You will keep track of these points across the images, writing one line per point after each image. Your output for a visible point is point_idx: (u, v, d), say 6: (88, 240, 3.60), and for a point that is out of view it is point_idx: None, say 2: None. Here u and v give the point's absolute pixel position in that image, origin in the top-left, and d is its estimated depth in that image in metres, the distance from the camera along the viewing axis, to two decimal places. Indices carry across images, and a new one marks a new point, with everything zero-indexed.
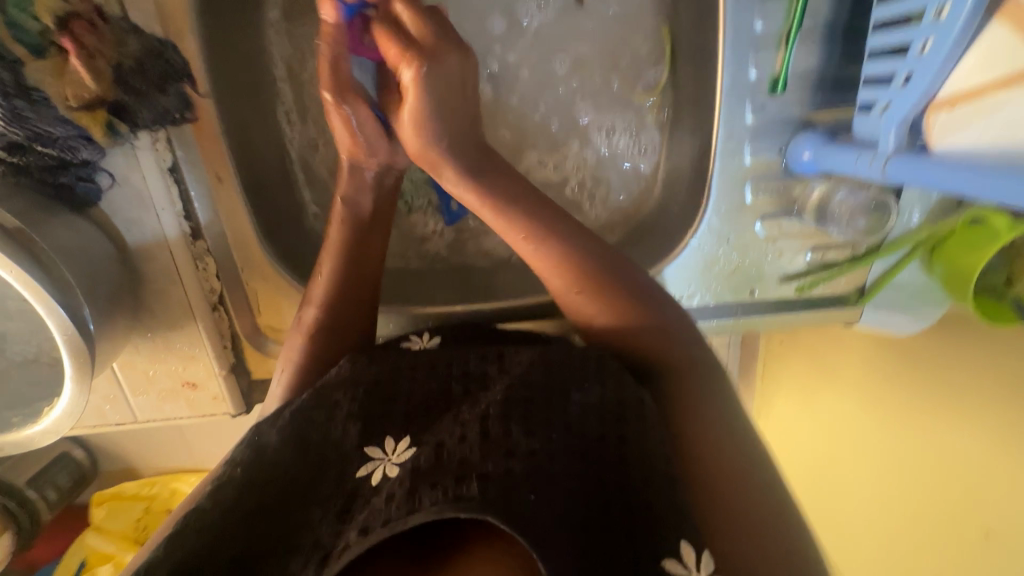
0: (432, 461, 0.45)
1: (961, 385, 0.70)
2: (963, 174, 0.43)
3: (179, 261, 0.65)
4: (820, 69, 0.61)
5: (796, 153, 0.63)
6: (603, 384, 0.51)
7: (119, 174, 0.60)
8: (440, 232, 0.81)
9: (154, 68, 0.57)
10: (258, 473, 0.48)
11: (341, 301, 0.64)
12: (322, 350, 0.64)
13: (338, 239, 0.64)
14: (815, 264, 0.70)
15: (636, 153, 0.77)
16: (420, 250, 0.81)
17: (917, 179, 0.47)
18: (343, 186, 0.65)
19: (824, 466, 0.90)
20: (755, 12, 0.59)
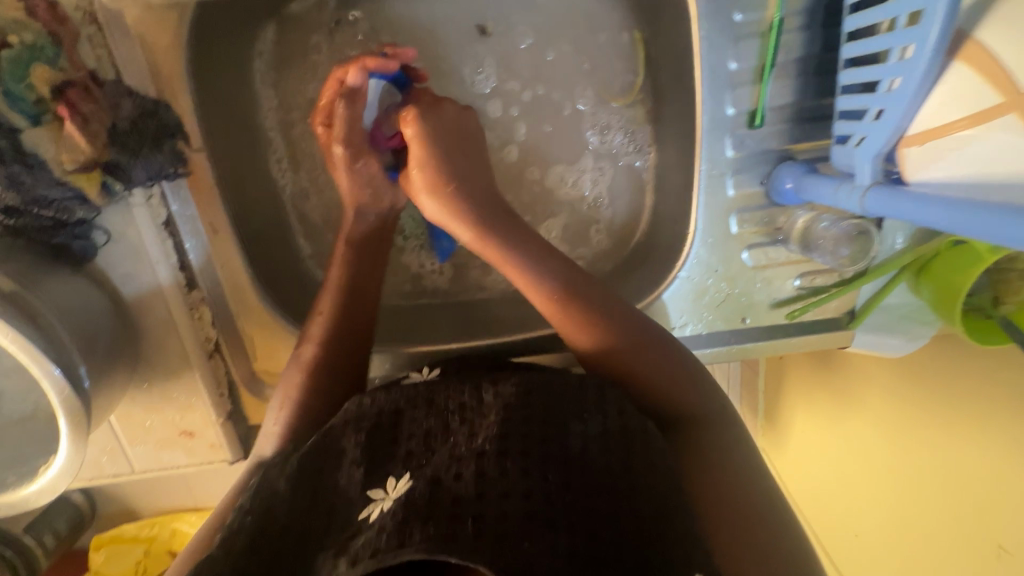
0: (427, 494, 0.45)
1: (964, 400, 0.71)
2: (935, 209, 0.44)
3: (175, 313, 0.65)
4: (794, 102, 0.62)
5: (778, 183, 0.64)
6: (605, 415, 0.52)
7: (114, 231, 0.61)
8: (440, 269, 0.84)
9: (148, 127, 0.58)
10: (267, 521, 0.49)
11: (341, 342, 0.64)
12: (325, 385, 0.63)
13: (343, 281, 0.66)
14: (804, 289, 0.71)
15: (632, 153, 0.80)
16: (417, 284, 0.84)
17: (896, 211, 0.47)
18: (347, 226, 0.67)
19: (833, 487, 0.90)
20: (729, 51, 0.61)
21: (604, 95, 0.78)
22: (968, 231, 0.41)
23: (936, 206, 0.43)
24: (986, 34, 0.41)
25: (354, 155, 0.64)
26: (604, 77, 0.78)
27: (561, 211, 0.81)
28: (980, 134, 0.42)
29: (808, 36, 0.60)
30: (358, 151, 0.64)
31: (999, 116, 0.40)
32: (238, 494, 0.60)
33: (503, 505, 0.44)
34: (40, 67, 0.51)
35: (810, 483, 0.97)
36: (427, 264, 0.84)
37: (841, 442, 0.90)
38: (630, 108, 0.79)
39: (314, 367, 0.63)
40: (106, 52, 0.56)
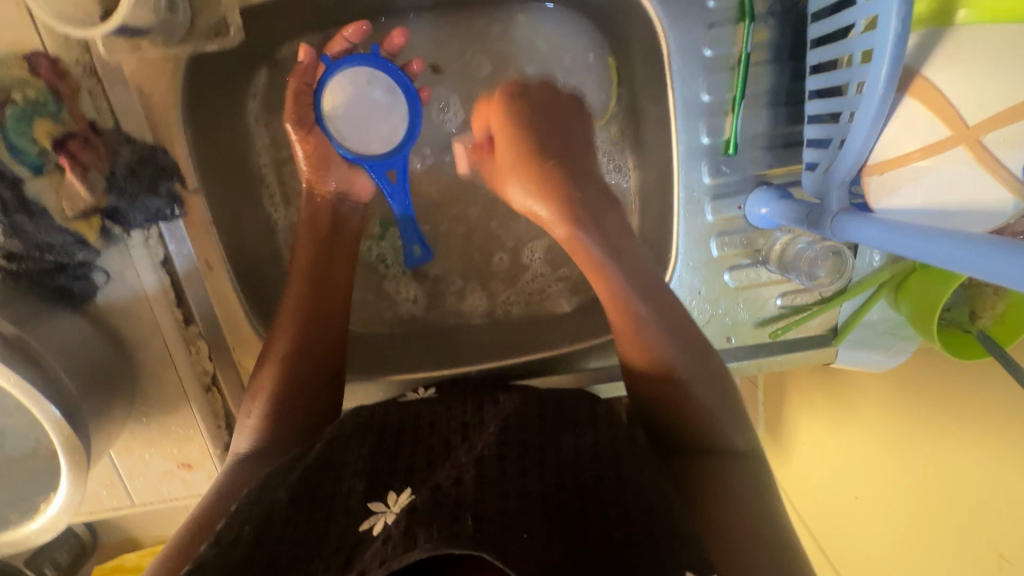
0: (429, 500, 0.46)
1: (961, 409, 0.71)
2: (913, 239, 0.44)
3: (172, 344, 0.67)
4: (767, 131, 0.65)
5: (754, 208, 0.66)
6: (596, 429, 0.56)
7: (114, 271, 0.63)
8: (414, 298, 0.87)
9: (145, 172, 0.61)
10: (265, 527, 0.48)
11: (311, 335, 0.66)
12: (297, 377, 0.65)
13: (317, 280, 0.68)
14: (786, 308, 0.73)
15: (613, 171, 0.82)
16: (395, 314, 0.86)
17: (897, 246, 0.45)
18: (321, 250, 0.70)
19: (833, 500, 0.90)
20: (701, 84, 0.63)
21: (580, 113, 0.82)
22: (971, 268, 0.38)
23: (917, 235, 0.43)
24: (933, 72, 0.43)
25: (301, 127, 0.72)
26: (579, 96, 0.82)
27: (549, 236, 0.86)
28: (931, 165, 0.44)
29: (777, 68, 0.63)
30: (305, 124, 0.72)
31: (949, 147, 0.42)
32: (223, 500, 0.58)
33: (501, 502, 0.45)
34: (41, 121, 0.54)
35: (809, 496, 0.96)
36: (401, 294, 0.87)
37: (840, 453, 0.90)
38: (607, 127, 0.82)
39: (285, 357, 0.65)
40: (106, 102, 0.59)
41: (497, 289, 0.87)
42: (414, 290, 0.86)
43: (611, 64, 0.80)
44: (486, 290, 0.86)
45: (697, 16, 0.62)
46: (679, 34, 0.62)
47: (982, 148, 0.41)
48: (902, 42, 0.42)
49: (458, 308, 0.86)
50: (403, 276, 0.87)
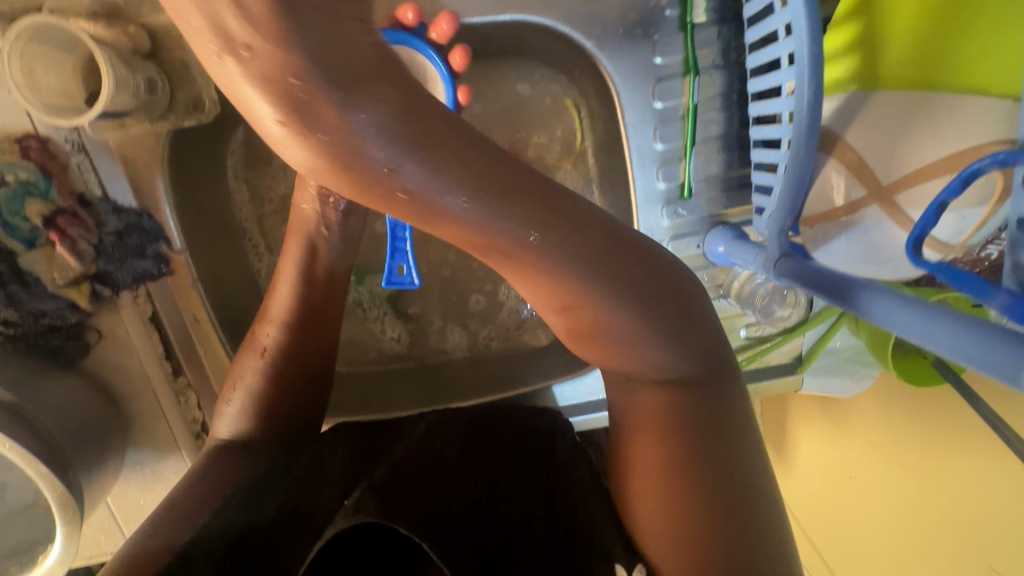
0: (393, 484, 0.56)
1: (939, 427, 0.72)
2: (901, 309, 0.38)
3: (161, 398, 0.70)
4: (722, 174, 0.68)
5: (712, 246, 0.68)
6: (541, 452, 0.65)
7: (106, 329, 0.67)
8: (397, 337, 0.89)
9: (133, 239, 0.65)
10: (257, 516, 0.52)
11: (302, 334, 0.62)
12: (284, 378, 0.61)
13: (308, 276, 0.63)
14: (751, 339, 0.75)
15: None
16: (380, 351, 0.89)
17: (872, 315, 0.41)
18: (300, 261, 0.64)
19: (806, 508, 0.89)
20: (654, 134, 0.67)
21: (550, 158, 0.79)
22: (963, 355, 0.33)
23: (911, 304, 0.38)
24: (852, 135, 0.46)
25: None
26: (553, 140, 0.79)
27: None
28: (856, 220, 0.47)
29: (727, 115, 0.66)
30: None
31: (866, 206, 0.46)
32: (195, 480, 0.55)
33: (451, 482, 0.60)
34: (32, 201, 0.59)
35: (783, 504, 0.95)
36: (386, 334, 0.89)
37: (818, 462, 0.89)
38: None
39: (271, 350, 0.60)
40: (94, 175, 0.63)
41: (477, 325, 0.89)
42: (397, 329, 0.89)
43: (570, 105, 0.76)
44: (465, 328, 0.89)
45: (647, 71, 0.65)
46: (632, 89, 0.66)
47: (895, 207, 0.45)
48: (818, 109, 0.45)
49: (439, 345, 0.89)
50: (387, 317, 0.89)
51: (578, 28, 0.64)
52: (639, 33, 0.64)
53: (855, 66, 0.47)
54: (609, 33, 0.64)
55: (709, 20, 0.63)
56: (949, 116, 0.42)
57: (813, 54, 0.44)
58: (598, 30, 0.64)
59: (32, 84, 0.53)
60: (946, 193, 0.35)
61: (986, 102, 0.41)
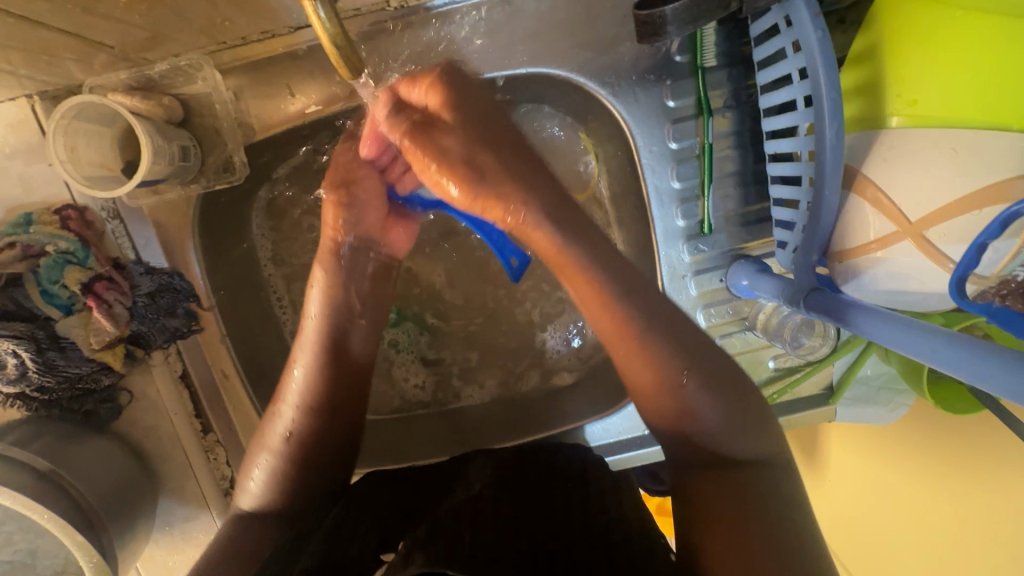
0: (429, 530, 0.52)
1: (987, 449, 0.68)
2: (954, 355, 0.39)
3: (191, 455, 0.70)
4: (740, 210, 0.69)
5: (735, 280, 0.69)
6: (585, 487, 0.61)
7: (137, 390, 0.68)
8: (422, 384, 0.87)
9: (164, 299, 0.65)
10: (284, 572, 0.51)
11: (319, 418, 0.62)
12: (304, 458, 0.62)
13: (335, 351, 0.63)
14: (779, 371, 0.74)
15: None
16: (404, 400, 0.87)
17: (905, 346, 0.43)
18: (309, 309, 0.63)
19: (861, 533, 0.85)
20: (671, 173, 0.68)
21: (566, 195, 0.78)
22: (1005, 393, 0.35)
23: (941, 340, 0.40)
24: (873, 172, 0.47)
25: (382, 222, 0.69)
26: (569, 178, 0.78)
27: (541, 313, 0.87)
28: (885, 256, 0.47)
29: (741, 153, 0.67)
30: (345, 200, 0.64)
31: (896, 241, 0.46)
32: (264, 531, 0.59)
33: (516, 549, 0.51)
34: (71, 268, 0.60)
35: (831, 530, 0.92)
36: (408, 382, 0.87)
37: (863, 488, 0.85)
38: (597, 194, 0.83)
39: (295, 439, 0.62)
40: (128, 240, 0.65)
41: (506, 366, 0.87)
42: (422, 375, 0.87)
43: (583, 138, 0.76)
44: (493, 367, 0.87)
45: (660, 114, 0.66)
46: (647, 131, 0.67)
47: (926, 241, 0.44)
48: (841, 151, 0.46)
49: (462, 390, 0.87)
50: (412, 362, 0.87)
51: (592, 77, 0.66)
52: (651, 79, 0.66)
53: (867, 107, 0.48)
54: (623, 81, 0.66)
55: (719, 64, 0.65)
56: (972, 151, 0.42)
57: (833, 98, 0.45)
58: (611, 78, 0.66)
59: (73, 158, 0.56)
60: (984, 234, 0.39)
61: (1006, 138, 0.42)
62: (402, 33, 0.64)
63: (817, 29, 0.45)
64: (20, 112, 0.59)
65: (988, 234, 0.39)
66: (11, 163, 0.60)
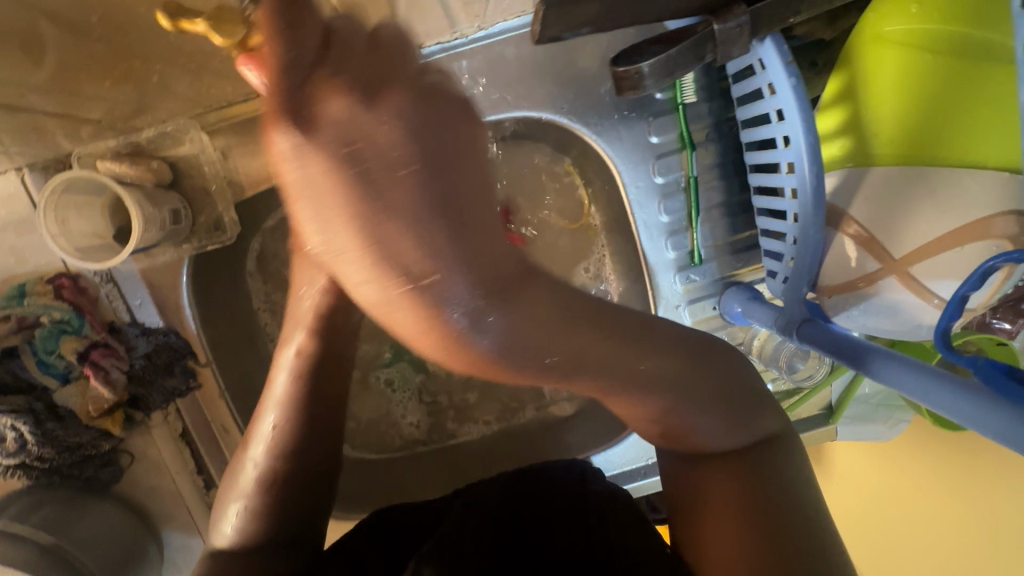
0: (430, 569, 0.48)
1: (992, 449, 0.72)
2: (924, 382, 0.39)
3: (194, 512, 0.69)
4: (728, 239, 0.69)
5: (729, 307, 0.69)
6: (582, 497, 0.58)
7: (138, 450, 0.68)
8: (417, 423, 0.88)
9: (162, 358, 0.66)
10: None
11: (295, 456, 0.59)
12: (278, 497, 0.58)
13: (314, 399, 0.60)
14: (777, 394, 0.75)
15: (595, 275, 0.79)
16: (402, 439, 0.87)
17: (941, 406, 0.37)
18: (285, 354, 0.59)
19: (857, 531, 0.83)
20: (658, 207, 0.69)
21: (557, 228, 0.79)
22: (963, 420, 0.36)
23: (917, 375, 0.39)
24: (856, 210, 0.48)
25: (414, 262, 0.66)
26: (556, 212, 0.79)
27: None
28: (874, 293, 0.48)
29: (726, 183, 0.68)
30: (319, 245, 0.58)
31: (881, 278, 0.47)
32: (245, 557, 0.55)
33: None
34: (67, 338, 0.60)
35: None
36: (406, 421, 0.88)
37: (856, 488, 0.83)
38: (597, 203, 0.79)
39: (274, 486, 0.58)
40: (122, 302, 0.65)
41: (503, 401, 0.88)
42: (416, 415, 0.88)
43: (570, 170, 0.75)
44: (490, 403, 0.88)
45: (645, 150, 0.67)
46: (632, 167, 0.68)
47: (909, 278, 0.45)
48: (820, 189, 0.47)
49: (459, 428, 0.87)
50: (410, 402, 0.88)
51: (575, 117, 0.67)
52: (633, 116, 0.67)
53: (847, 148, 0.49)
54: (605, 119, 0.67)
55: (700, 98, 0.65)
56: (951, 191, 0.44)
57: (810, 143, 0.46)
58: (593, 118, 0.67)
59: (64, 231, 0.56)
60: (966, 285, 0.39)
61: (981, 175, 0.43)
62: None
63: (790, 75, 0.46)
64: (9, 186, 0.59)
65: (970, 285, 0.39)
66: (3, 235, 0.60)
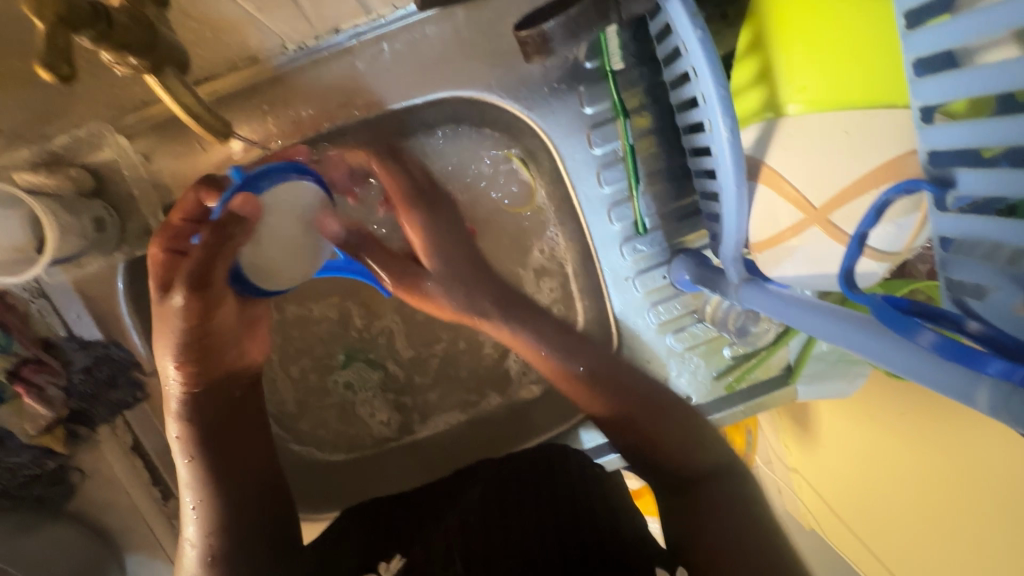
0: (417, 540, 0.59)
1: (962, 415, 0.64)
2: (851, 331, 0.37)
3: (154, 525, 0.69)
4: (672, 204, 0.68)
5: (678, 275, 0.68)
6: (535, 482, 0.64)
7: (89, 466, 0.66)
8: (386, 421, 0.87)
9: (102, 370, 0.65)
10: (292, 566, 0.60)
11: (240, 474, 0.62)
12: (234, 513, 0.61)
13: (238, 415, 0.64)
14: (736, 358, 0.74)
15: (551, 255, 0.78)
16: (371, 437, 0.87)
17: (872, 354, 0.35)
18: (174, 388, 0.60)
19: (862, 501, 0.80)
20: (597, 179, 0.68)
21: (506, 210, 0.77)
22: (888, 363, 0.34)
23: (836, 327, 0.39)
24: (774, 160, 0.47)
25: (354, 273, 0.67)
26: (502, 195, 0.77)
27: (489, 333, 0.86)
28: (800, 243, 0.47)
29: (668, 151, 0.67)
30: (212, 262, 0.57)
31: (806, 228, 0.46)
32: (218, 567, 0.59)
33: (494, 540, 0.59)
34: None
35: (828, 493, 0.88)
36: (373, 419, 0.87)
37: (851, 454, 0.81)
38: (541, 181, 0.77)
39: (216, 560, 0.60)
40: (56, 317, 0.63)
41: (469, 393, 0.87)
42: (384, 412, 0.87)
43: (509, 154, 0.75)
44: (456, 396, 0.87)
45: (579, 121, 0.66)
46: (565, 140, 0.67)
47: (832, 226, 0.45)
48: (738, 146, 0.46)
49: (427, 424, 0.87)
50: (376, 400, 0.86)
51: (505, 94, 0.66)
52: (564, 88, 0.65)
53: (762, 98, 0.48)
54: (535, 94, 0.66)
55: (628, 64, 0.64)
56: (866, 132, 0.43)
57: (722, 95, 0.45)
58: (524, 93, 0.66)
59: None
60: (863, 224, 0.39)
61: (894, 114, 0.42)
62: (309, 72, 0.63)
63: (695, 28, 0.45)
64: None
65: (866, 223, 0.39)
66: None
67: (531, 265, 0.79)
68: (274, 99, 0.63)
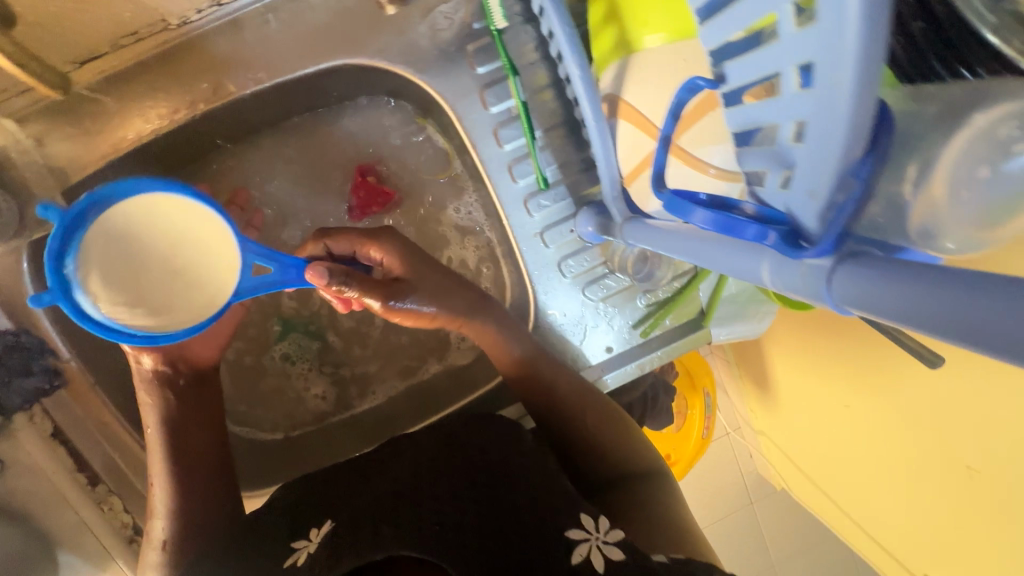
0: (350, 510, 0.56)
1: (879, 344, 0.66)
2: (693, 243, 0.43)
3: (82, 511, 0.68)
4: (576, 156, 0.71)
5: (584, 228, 0.69)
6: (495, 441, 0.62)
7: (9, 456, 0.66)
8: (323, 394, 0.88)
9: (14, 359, 0.65)
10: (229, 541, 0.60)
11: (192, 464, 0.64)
12: (196, 495, 0.64)
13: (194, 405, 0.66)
14: (651, 306, 0.75)
15: (470, 218, 0.80)
16: (308, 413, 0.87)
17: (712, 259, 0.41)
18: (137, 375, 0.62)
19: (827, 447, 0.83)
20: (497, 138, 0.70)
21: (422, 178, 0.79)
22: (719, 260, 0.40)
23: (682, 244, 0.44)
24: (630, 94, 0.53)
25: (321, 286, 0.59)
26: (415, 164, 0.79)
27: None
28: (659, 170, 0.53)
29: (562, 102, 0.69)
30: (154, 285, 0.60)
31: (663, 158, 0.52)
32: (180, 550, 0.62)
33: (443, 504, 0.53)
34: None
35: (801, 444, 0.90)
36: (311, 394, 0.88)
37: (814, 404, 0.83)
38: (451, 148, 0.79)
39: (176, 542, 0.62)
40: None
41: (405, 362, 0.88)
42: (321, 387, 0.88)
43: (423, 121, 0.78)
44: (391, 365, 0.89)
45: (472, 82, 0.68)
46: (462, 101, 0.68)
47: (681, 150, 0.50)
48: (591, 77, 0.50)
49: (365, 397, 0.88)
50: (311, 374, 0.88)
51: (396, 60, 0.67)
52: (453, 51, 0.67)
53: (616, 36, 0.54)
54: (426, 58, 0.67)
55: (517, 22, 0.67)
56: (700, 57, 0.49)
57: (567, 32, 0.49)
58: (414, 58, 0.67)
59: None
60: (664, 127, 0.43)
61: None
62: (199, 46, 0.64)
63: None
64: None
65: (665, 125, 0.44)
66: None
67: (453, 228, 0.80)
68: (167, 75, 0.64)
